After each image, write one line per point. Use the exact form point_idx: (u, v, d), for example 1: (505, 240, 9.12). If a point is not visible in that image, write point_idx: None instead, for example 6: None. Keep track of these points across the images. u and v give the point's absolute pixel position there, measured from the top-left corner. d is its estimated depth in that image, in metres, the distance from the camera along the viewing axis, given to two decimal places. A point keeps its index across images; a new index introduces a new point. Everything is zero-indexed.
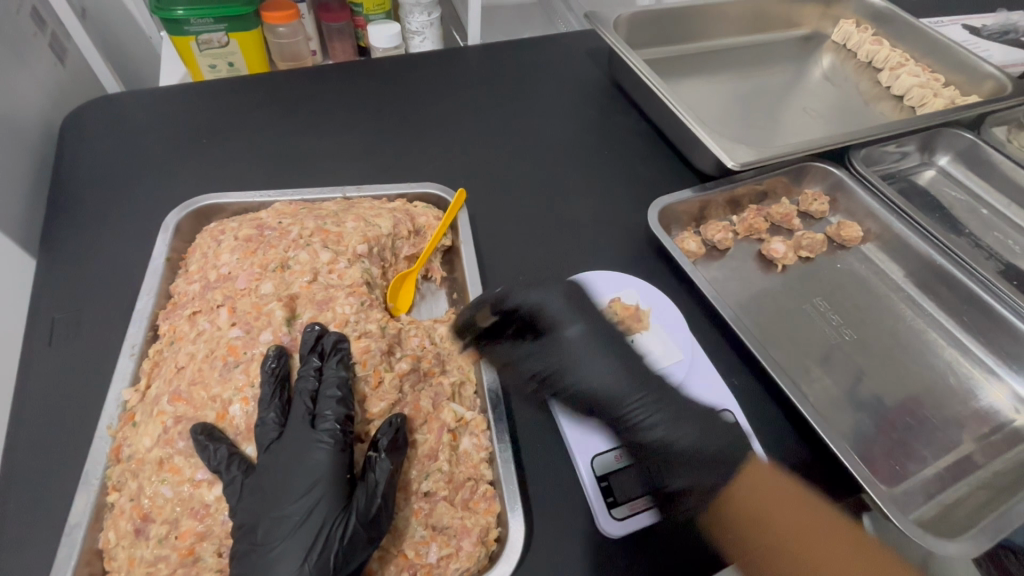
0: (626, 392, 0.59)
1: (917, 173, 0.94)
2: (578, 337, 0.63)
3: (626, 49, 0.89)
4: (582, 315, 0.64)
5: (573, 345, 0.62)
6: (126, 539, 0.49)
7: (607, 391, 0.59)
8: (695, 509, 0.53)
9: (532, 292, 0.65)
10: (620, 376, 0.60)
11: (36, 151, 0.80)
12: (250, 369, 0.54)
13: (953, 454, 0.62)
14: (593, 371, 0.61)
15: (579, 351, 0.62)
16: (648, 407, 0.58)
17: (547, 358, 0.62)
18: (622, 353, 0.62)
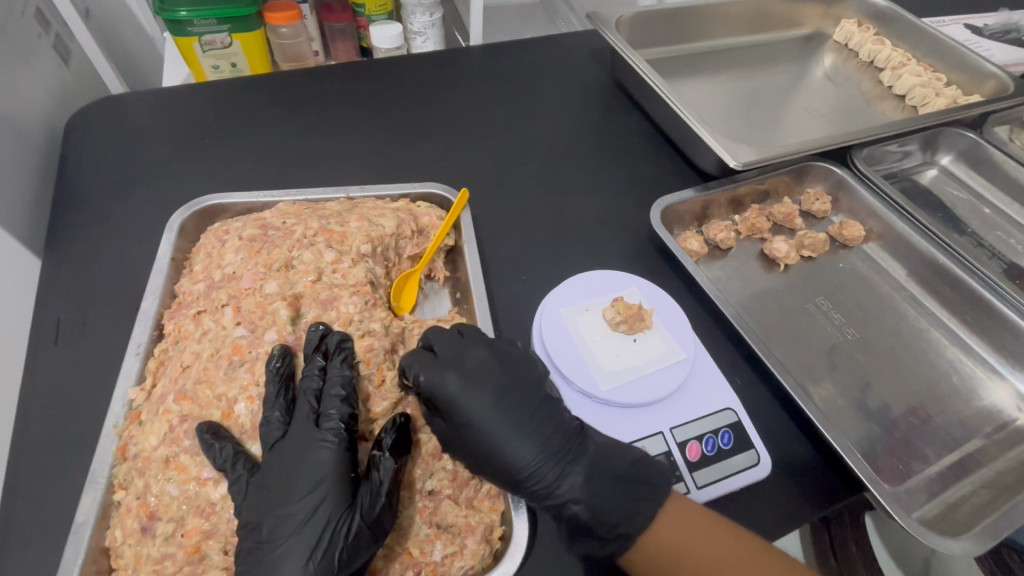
0: (538, 469, 0.51)
1: (919, 173, 0.94)
2: (471, 407, 0.52)
3: (628, 49, 0.89)
4: (480, 383, 0.53)
5: (470, 416, 0.52)
6: (133, 537, 0.49)
7: (513, 468, 0.51)
8: (614, 556, 0.50)
9: (423, 364, 0.53)
10: (526, 447, 0.51)
11: (41, 152, 0.81)
12: (255, 368, 0.54)
13: (955, 453, 0.62)
14: (504, 444, 0.51)
15: (479, 423, 0.52)
16: (562, 480, 0.51)
17: (446, 433, 0.53)
18: (534, 423, 0.53)
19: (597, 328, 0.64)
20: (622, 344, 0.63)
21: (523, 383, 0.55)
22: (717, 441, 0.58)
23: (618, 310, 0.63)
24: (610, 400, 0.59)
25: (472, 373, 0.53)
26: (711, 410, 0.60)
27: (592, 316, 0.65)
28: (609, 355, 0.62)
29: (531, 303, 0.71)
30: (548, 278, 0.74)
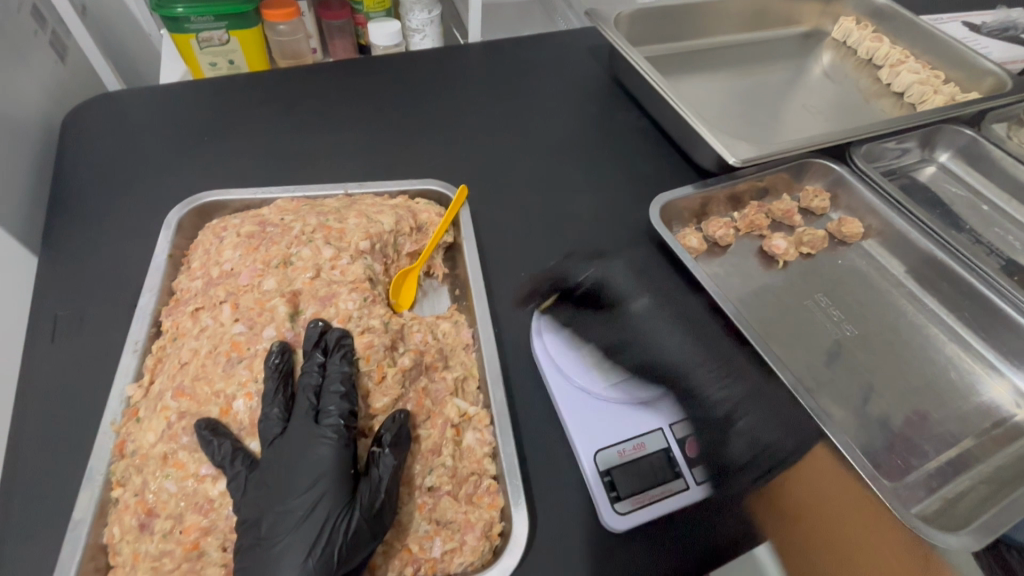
0: (695, 366, 0.63)
1: (918, 170, 0.94)
2: (656, 316, 0.67)
3: (627, 47, 0.89)
4: (665, 305, 0.69)
5: (654, 320, 0.67)
6: (131, 534, 0.49)
7: (676, 365, 0.62)
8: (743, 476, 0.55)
9: (620, 282, 0.70)
10: (689, 349, 0.64)
11: (37, 149, 0.80)
12: (253, 365, 0.54)
13: (953, 448, 0.63)
14: (670, 345, 0.64)
15: (658, 326, 0.66)
16: (726, 388, 0.61)
17: (612, 330, 0.65)
18: (701, 338, 0.66)
19: (596, 324, 0.65)
20: (621, 341, 0.63)
21: (696, 320, 0.68)
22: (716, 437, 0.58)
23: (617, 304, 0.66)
24: (609, 395, 0.59)
25: (669, 305, 0.69)
26: (711, 406, 0.60)
27: (592, 313, 0.66)
28: (608, 351, 0.62)
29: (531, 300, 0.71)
30: (547, 275, 0.73)
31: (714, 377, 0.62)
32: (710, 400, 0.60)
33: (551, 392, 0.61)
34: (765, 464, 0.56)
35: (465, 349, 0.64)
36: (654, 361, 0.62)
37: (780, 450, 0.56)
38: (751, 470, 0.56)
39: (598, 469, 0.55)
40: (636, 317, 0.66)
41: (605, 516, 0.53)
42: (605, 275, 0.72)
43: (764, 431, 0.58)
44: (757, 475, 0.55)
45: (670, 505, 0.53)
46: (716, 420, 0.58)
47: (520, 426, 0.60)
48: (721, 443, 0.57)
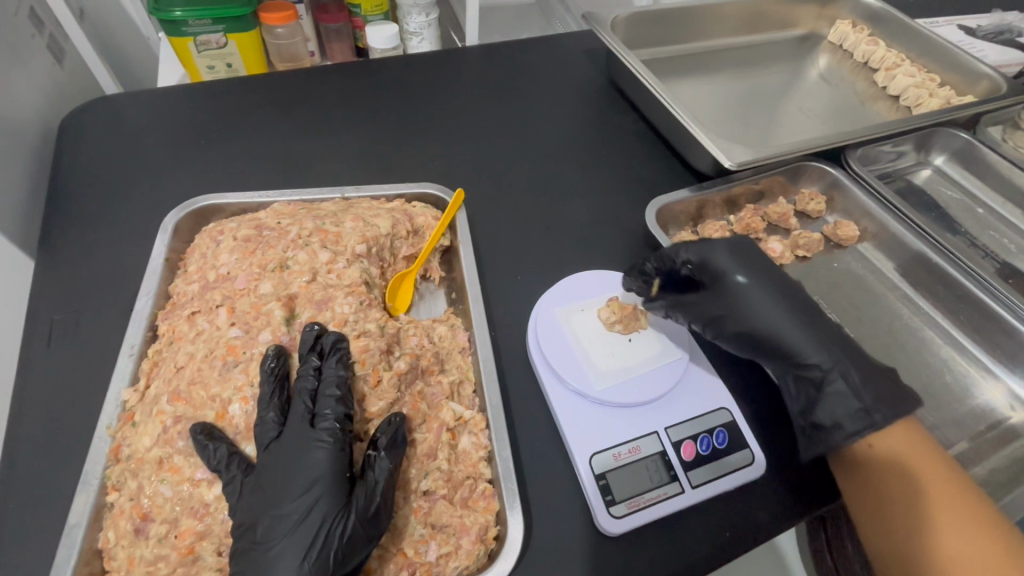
0: (795, 336, 0.58)
1: (913, 173, 0.94)
2: (751, 288, 0.60)
3: (623, 50, 0.89)
4: (750, 266, 0.62)
5: (751, 293, 0.60)
6: (126, 538, 0.49)
7: (771, 331, 0.58)
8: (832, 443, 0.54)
9: (700, 246, 0.64)
10: (788, 319, 0.58)
11: (34, 152, 0.80)
12: (249, 369, 0.54)
13: (948, 451, 0.63)
14: (763, 314, 0.59)
15: (753, 299, 0.60)
16: (824, 355, 0.56)
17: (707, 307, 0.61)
18: (793, 299, 0.60)
19: (591, 325, 0.64)
20: (618, 344, 0.63)
21: (788, 279, 0.62)
22: (711, 440, 0.58)
23: (613, 309, 0.63)
24: (604, 399, 0.58)
25: (756, 267, 0.62)
26: (706, 409, 0.60)
27: (586, 315, 0.65)
28: (603, 353, 0.62)
29: (527, 304, 0.71)
30: (544, 278, 0.74)
31: (805, 347, 0.57)
32: (805, 366, 0.57)
33: (546, 395, 0.61)
34: (855, 424, 0.53)
35: (461, 352, 0.64)
36: (747, 333, 0.59)
37: (871, 415, 0.53)
38: (843, 429, 0.54)
39: (593, 473, 0.55)
40: (730, 289, 0.61)
41: (600, 520, 0.53)
42: (700, 247, 0.64)
43: (857, 397, 0.54)
44: (849, 435, 0.53)
45: (664, 509, 0.53)
46: (806, 383, 0.57)
47: (515, 430, 0.60)
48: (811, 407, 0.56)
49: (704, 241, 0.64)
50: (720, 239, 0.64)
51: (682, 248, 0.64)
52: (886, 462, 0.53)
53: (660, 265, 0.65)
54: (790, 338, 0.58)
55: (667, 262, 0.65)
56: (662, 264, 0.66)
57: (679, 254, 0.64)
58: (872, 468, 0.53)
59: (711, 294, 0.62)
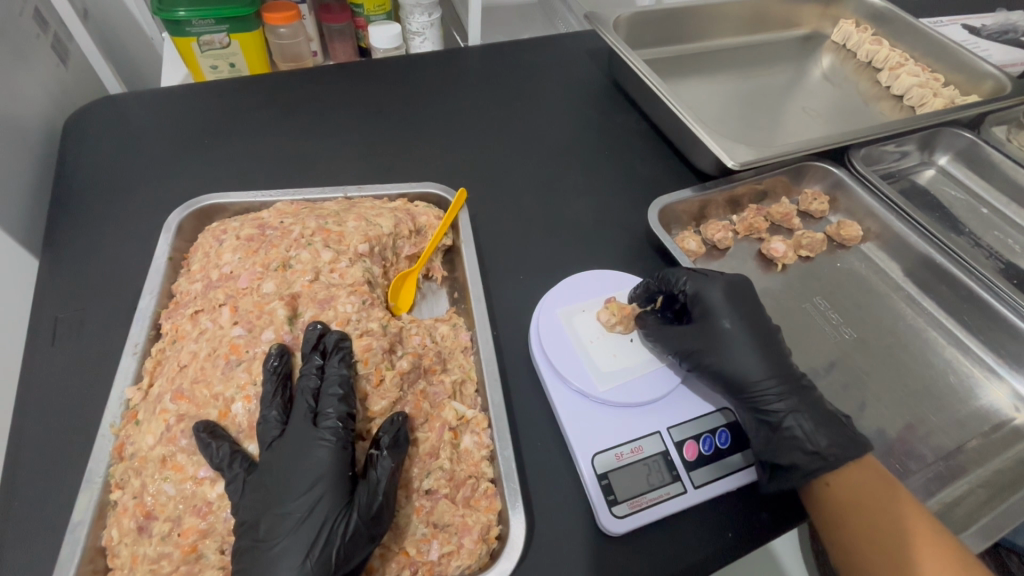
0: (768, 381, 0.59)
1: (917, 173, 0.94)
2: (736, 328, 0.62)
3: (627, 50, 0.89)
4: (738, 310, 0.63)
5: (736, 330, 0.62)
6: (129, 536, 0.49)
7: (748, 374, 0.59)
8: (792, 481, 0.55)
9: (694, 281, 0.65)
10: (766, 363, 0.60)
11: (38, 151, 0.80)
12: (252, 368, 0.54)
13: (953, 452, 0.63)
14: (741, 355, 0.60)
15: (735, 338, 0.61)
16: (789, 401, 0.58)
17: (690, 338, 0.60)
18: (771, 349, 0.62)
19: (591, 324, 0.64)
20: (619, 344, 0.63)
21: (770, 329, 0.63)
22: (714, 440, 0.58)
23: (613, 311, 0.63)
24: (607, 399, 0.58)
25: (743, 312, 0.63)
26: (708, 409, 0.60)
27: (587, 313, 0.65)
28: (603, 353, 0.62)
29: (529, 303, 0.71)
30: (546, 278, 0.74)
31: (776, 390, 0.59)
32: (771, 409, 0.58)
33: (548, 394, 0.61)
34: (811, 466, 0.56)
35: (463, 352, 0.64)
36: (727, 369, 0.59)
37: (827, 457, 0.56)
38: (799, 470, 0.55)
39: (595, 473, 0.55)
40: (717, 326, 0.62)
41: (603, 520, 0.52)
42: (699, 281, 0.65)
43: (816, 441, 0.57)
44: (804, 476, 0.55)
45: (667, 509, 0.53)
46: (769, 423, 0.58)
47: (518, 430, 0.60)
48: (772, 446, 0.56)
49: (704, 274, 0.66)
50: (720, 277, 0.65)
51: (684, 276, 0.65)
52: (847, 499, 0.54)
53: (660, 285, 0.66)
54: (763, 384, 0.59)
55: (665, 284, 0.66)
56: (663, 285, 0.66)
57: (676, 283, 0.65)
58: (835, 505, 0.54)
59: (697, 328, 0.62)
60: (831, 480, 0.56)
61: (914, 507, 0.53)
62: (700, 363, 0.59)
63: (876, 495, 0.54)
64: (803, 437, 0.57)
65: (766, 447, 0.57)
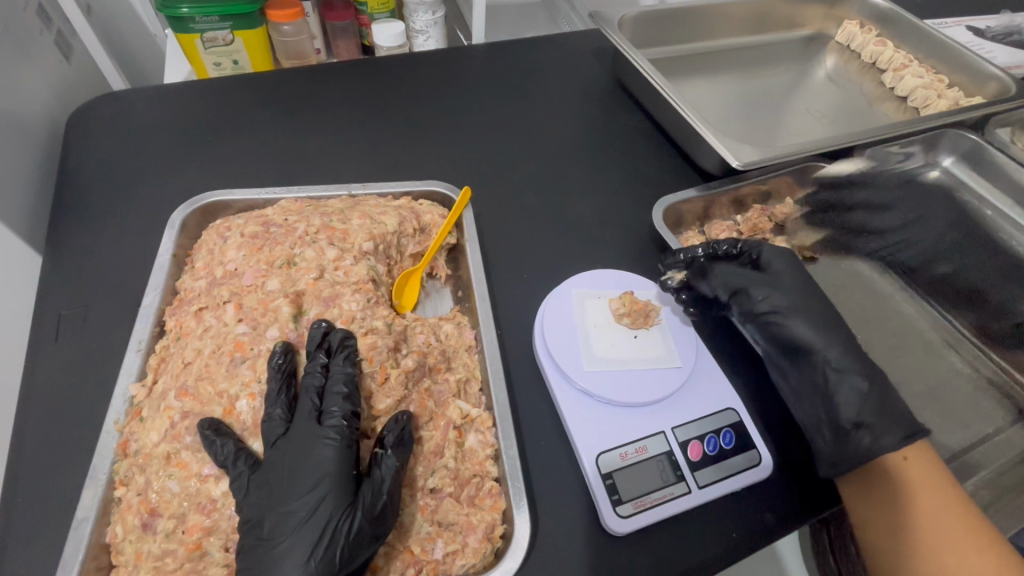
0: (846, 344, 0.58)
1: (922, 174, 0.93)
2: (809, 288, 0.62)
3: (632, 49, 0.89)
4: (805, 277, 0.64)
5: (812, 293, 0.62)
6: (133, 533, 0.49)
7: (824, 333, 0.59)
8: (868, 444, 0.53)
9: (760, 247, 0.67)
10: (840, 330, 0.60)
11: (42, 146, 0.80)
12: (256, 365, 0.54)
13: (958, 455, 0.63)
14: (817, 315, 0.60)
15: (810, 295, 0.62)
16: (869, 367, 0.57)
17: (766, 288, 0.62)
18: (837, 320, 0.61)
19: (599, 318, 0.64)
20: (622, 336, 0.63)
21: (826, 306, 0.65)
22: (719, 440, 0.58)
23: (623, 302, 0.64)
24: (610, 399, 0.58)
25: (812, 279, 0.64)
26: (713, 409, 0.59)
27: (596, 308, 0.65)
28: (608, 350, 0.62)
29: (533, 303, 0.71)
30: (551, 277, 0.74)
31: (855, 350, 0.58)
32: (853, 366, 0.57)
33: (552, 391, 0.61)
34: (902, 431, 0.53)
35: (467, 351, 0.64)
36: (803, 320, 0.60)
37: (915, 422, 0.54)
38: (891, 433, 0.53)
39: (600, 472, 0.55)
40: (792, 286, 0.62)
41: (607, 520, 0.52)
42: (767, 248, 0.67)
43: (901, 406, 0.55)
44: (898, 439, 0.52)
45: (672, 509, 0.53)
46: (854, 381, 0.56)
47: (522, 430, 0.60)
48: (858, 405, 0.55)
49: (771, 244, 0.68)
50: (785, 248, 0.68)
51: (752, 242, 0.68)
52: (893, 484, 0.53)
53: (727, 248, 0.67)
54: (841, 344, 0.58)
55: (732, 248, 0.67)
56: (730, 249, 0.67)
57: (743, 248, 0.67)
58: (883, 486, 0.54)
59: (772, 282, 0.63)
60: (909, 454, 0.54)
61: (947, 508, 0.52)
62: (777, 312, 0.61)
63: (928, 485, 0.52)
64: (886, 402, 0.55)
65: (846, 409, 0.55)
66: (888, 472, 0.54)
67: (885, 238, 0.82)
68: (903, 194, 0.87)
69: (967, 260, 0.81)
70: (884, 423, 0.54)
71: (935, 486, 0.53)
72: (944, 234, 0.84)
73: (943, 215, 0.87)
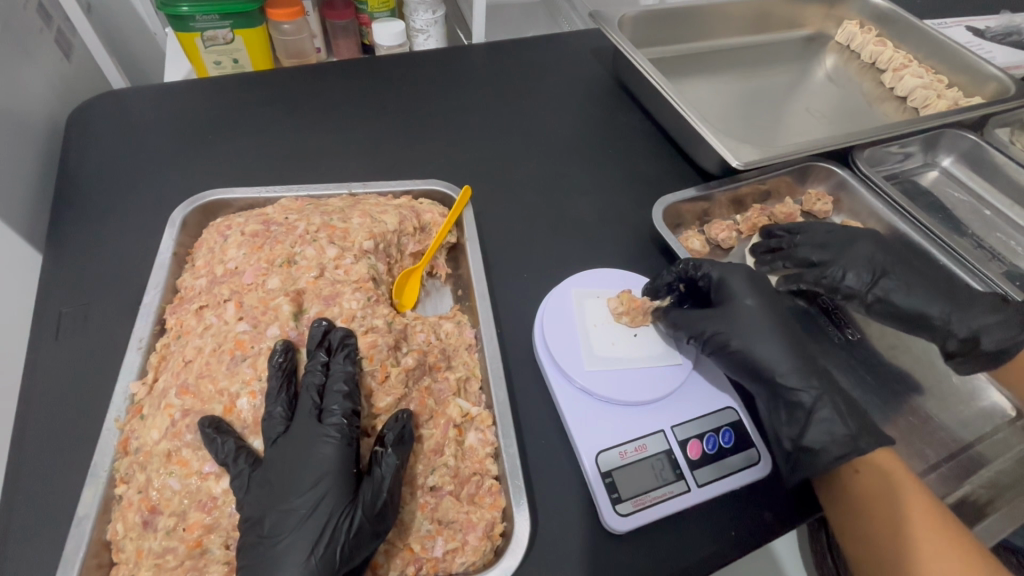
0: (791, 365, 0.59)
1: (920, 174, 0.94)
2: (758, 311, 0.62)
3: (631, 48, 0.89)
4: (758, 295, 0.64)
5: (763, 310, 0.62)
6: (134, 530, 0.49)
7: (767, 359, 0.59)
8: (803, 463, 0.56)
9: (712, 270, 0.66)
10: (788, 349, 0.60)
11: (42, 145, 0.80)
12: (257, 363, 0.54)
13: (955, 453, 0.63)
14: (761, 340, 0.60)
15: (764, 318, 0.62)
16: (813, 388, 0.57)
17: (716, 322, 0.61)
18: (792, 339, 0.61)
19: (599, 317, 0.64)
20: (622, 335, 0.63)
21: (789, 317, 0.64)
22: (718, 439, 0.58)
23: (622, 300, 0.63)
24: (611, 398, 0.58)
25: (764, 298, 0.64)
26: (711, 409, 0.60)
27: (594, 307, 0.65)
28: (607, 348, 0.62)
29: (533, 302, 0.71)
30: (551, 277, 0.74)
31: (805, 365, 0.59)
32: (800, 385, 0.58)
33: (552, 390, 0.61)
34: (840, 449, 0.54)
35: (467, 349, 0.65)
36: (755, 346, 0.60)
37: (856, 441, 0.54)
38: (827, 453, 0.55)
39: (599, 470, 0.55)
40: (740, 311, 0.62)
41: (607, 517, 0.53)
42: (724, 268, 0.66)
43: (843, 424, 0.55)
44: (832, 458, 0.54)
45: (671, 508, 0.53)
46: (800, 403, 0.57)
47: (522, 428, 0.60)
48: (800, 427, 0.56)
49: (726, 262, 0.67)
50: (743, 267, 0.66)
51: (706, 262, 0.67)
52: (878, 488, 0.54)
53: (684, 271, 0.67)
54: (785, 367, 0.58)
55: (690, 269, 0.67)
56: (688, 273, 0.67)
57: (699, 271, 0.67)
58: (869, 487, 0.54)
59: (722, 312, 0.62)
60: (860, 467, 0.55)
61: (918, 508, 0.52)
62: (727, 344, 0.60)
63: (909, 484, 0.54)
64: (827, 423, 0.56)
65: (790, 428, 0.57)
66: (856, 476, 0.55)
67: (818, 272, 0.72)
68: (827, 230, 0.75)
69: (902, 285, 0.68)
70: (822, 443, 0.55)
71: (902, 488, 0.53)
72: (874, 261, 0.70)
73: (872, 244, 0.71)
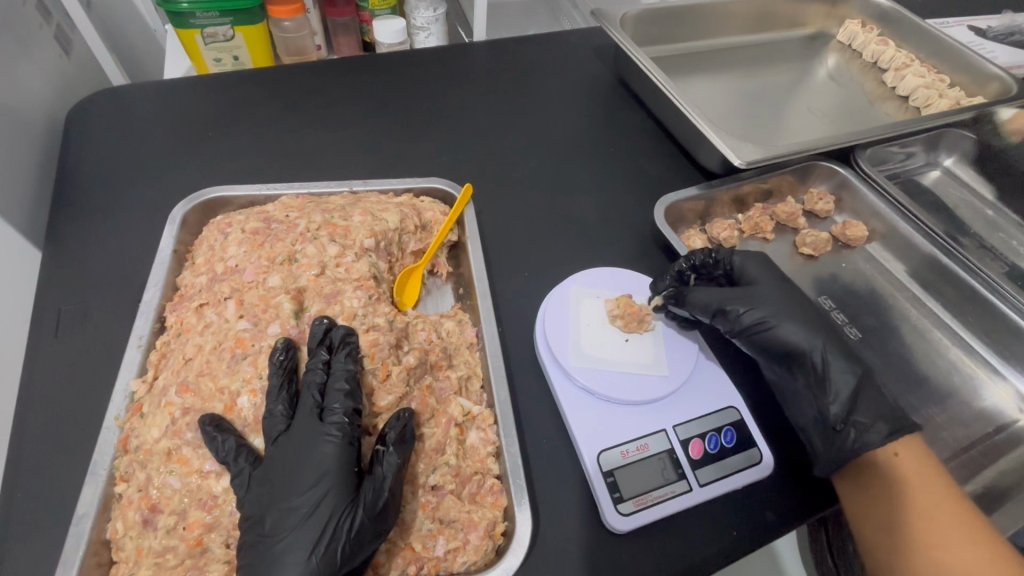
0: (827, 346, 0.59)
1: (922, 173, 0.95)
2: (790, 295, 0.63)
3: (632, 46, 0.88)
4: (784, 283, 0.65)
5: (791, 296, 0.63)
6: (134, 529, 0.49)
7: (806, 339, 0.59)
8: (853, 443, 0.55)
9: (736, 256, 0.68)
10: (822, 332, 0.60)
11: (41, 142, 0.80)
12: (258, 361, 0.54)
13: (957, 454, 0.63)
14: (799, 321, 0.60)
15: (793, 300, 0.63)
16: (850, 368, 0.58)
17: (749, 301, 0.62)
18: (819, 325, 0.61)
19: (593, 317, 0.64)
20: (613, 340, 0.63)
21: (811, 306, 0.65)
22: (719, 439, 0.58)
23: (618, 305, 0.64)
24: (612, 397, 0.58)
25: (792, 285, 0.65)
26: (712, 409, 0.59)
27: (592, 308, 0.65)
28: (607, 351, 0.61)
29: (534, 300, 0.71)
30: (552, 275, 0.73)
31: (845, 350, 0.60)
32: (842, 366, 0.58)
33: (552, 389, 0.61)
34: (888, 425, 0.55)
35: (469, 348, 0.64)
36: (788, 323, 0.60)
37: (901, 418, 0.55)
38: (877, 429, 0.55)
39: (601, 469, 0.55)
40: (772, 293, 0.63)
41: (608, 517, 0.52)
42: (743, 257, 0.68)
43: (886, 403, 0.57)
44: (883, 435, 0.54)
45: (672, 508, 0.53)
46: (841, 377, 0.58)
47: (522, 428, 0.60)
48: (846, 402, 0.56)
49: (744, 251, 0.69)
50: (760, 256, 0.68)
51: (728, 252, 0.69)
52: (900, 478, 0.54)
53: (704, 258, 0.68)
54: (823, 346, 0.59)
55: (709, 258, 0.69)
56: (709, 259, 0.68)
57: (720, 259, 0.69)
58: (881, 479, 0.54)
59: (753, 294, 0.63)
60: (898, 450, 0.55)
61: (937, 502, 0.52)
62: (763, 323, 0.60)
63: (924, 478, 0.53)
64: (867, 403, 0.57)
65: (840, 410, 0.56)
66: (876, 470, 0.55)
67: None
68: None
69: None
70: (869, 419, 0.56)
71: (923, 481, 0.53)
72: None
73: None
